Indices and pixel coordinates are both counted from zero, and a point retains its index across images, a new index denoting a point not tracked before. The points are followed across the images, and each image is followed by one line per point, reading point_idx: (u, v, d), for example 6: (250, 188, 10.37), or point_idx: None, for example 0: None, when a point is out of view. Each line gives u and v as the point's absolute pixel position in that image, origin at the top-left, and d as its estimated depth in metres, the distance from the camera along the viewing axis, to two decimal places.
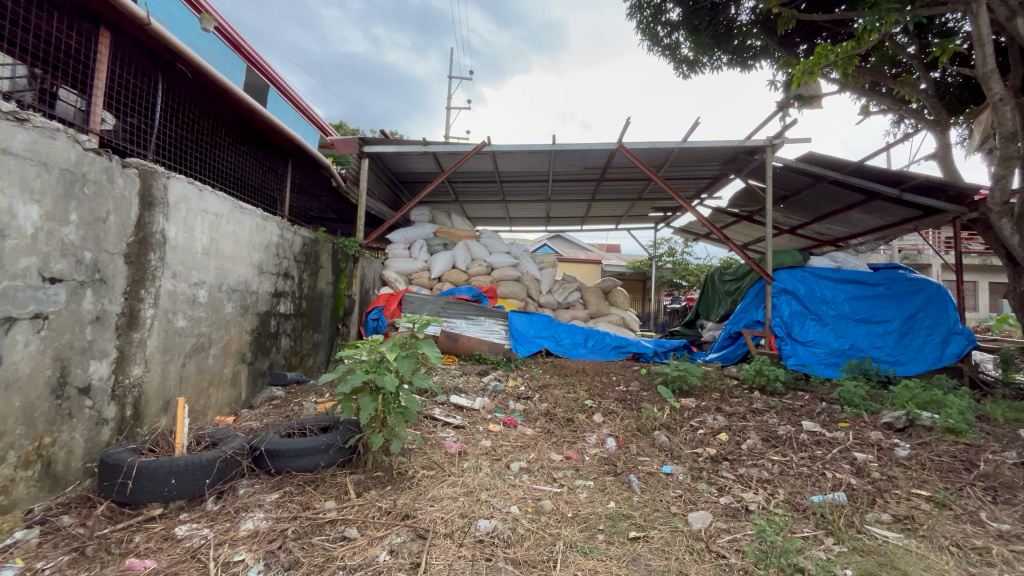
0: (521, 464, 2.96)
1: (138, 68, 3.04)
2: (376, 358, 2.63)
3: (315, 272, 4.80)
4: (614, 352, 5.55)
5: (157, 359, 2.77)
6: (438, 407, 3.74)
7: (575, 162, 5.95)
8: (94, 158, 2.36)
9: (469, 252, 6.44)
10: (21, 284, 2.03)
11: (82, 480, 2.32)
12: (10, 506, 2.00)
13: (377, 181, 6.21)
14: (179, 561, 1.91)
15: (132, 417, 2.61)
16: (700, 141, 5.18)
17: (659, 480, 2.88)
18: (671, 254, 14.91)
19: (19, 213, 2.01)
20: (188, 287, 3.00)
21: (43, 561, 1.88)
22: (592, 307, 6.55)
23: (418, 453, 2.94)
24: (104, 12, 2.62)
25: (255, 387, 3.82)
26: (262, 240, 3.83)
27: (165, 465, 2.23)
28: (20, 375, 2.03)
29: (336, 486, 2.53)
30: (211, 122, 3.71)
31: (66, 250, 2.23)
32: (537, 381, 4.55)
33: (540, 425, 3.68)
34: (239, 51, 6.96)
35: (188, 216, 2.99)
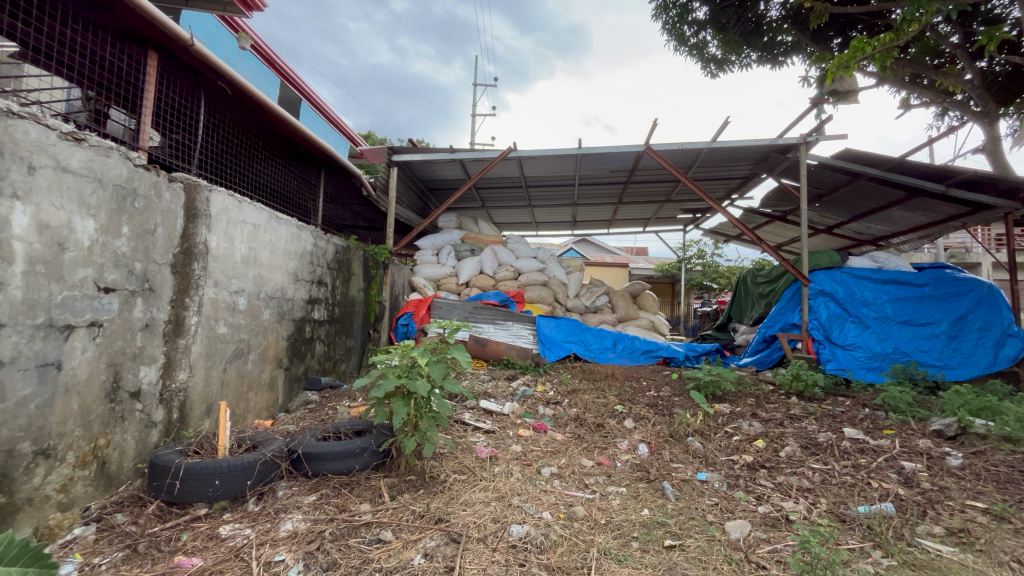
0: (552, 470, 2.95)
1: (181, 87, 3.20)
2: (408, 363, 2.68)
3: (347, 279, 4.92)
4: (643, 357, 5.47)
5: (200, 364, 2.89)
6: (468, 411, 3.77)
7: (601, 165, 5.93)
8: (143, 174, 2.49)
9: (496, 257, 6.48)
10: (78, 294, 2.15)
11: (133, 480, 2.44)
12: (69, 503, 2.12)
13: (405, 189, 6.33)
14: (223, 560, 1.98)
15: (178, 420, 2.72)
16: (729, 141, 5.08)
17: (693, 487, 2.82)
18: (701, 256, 14.60)
19: (76, 228, 2.14)
20: (229, 295, 3.12)
21: (100, 557, 1.98)
22: (620, 311, 6.49)
23: (449, 458, 2.97)
24: (152, 36, 2.78)
25: (292, 391, 3.93)
26: (297, 248, 3.95)
27: (209, 466, 2.32)
28: (78, 380, 2.15)
29: (370, 489, 2.57)
30: (249, 137, 3.87)
31: (119, 262, 2.35)
32: (565, 386, 4.52)
33: (570, 430, 3.66)
34: (274, 67, 7.22)
35: (228, 227, 3.11)
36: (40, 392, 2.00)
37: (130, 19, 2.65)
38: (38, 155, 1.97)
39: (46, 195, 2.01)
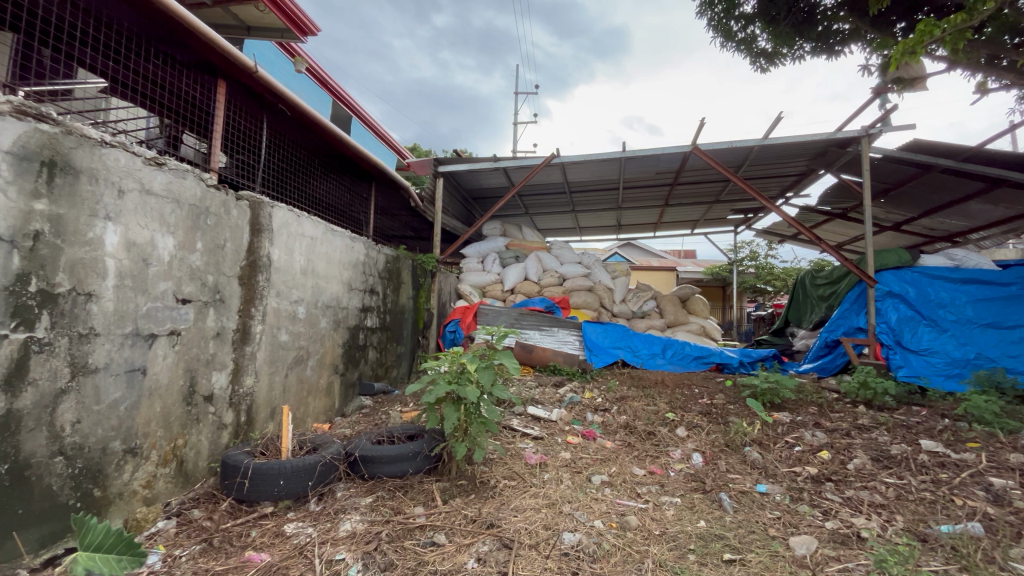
0: (603, 478, 2.91)
1: (245, 111, 3.42)
2: (457, 369, 2.73)
3: (397, 288, 5.07)
4: (695, 363, 5.29)
5: (265, 370, 3.07)
6: (516, 417, 3.78)
7: (646, 167, 5.83)
8: (214, 194, 2.69)
9: (541, 263, 6.49)
10: (160, 305, 2.34)
11: (207, 478, 2.61)
12: (153, 498, 2.31)
13: (451, 199, 6.47)
14: (289, 556, 2.08)
15: (245, 422, 2.90)
16: (783, 137, 4.87)
17: (753, 500, 2.69)
18: (753, 258, 14.02)
19: (158, 244, 2.33)
20: (290, 305, 3.30)
21: (180, 548, 2.13)
22: (669, 316, 6.33)
23: (499, 463, 2.99)
24: (221, 66, 2.99)
25: (347, 396, 4.08)
26: (351, 259, 4.13)
27: (274, 467, 2.45)
28: (160, 384, 2.34)
29: (423, 492, 2.63)
30: (306, 154, 4.07)
31: (194, 275, 2.54)
32: (614, 393, 4.44)
33: (620, 438, 3.60)
34: (326, 87, 7.58)
35: (289, 240, 3.30)
36: (129, 395, 2.19)
37: (202, 50, 2.86)
38: (126, 180, 2.17)
39: (132, 215, 2.20)
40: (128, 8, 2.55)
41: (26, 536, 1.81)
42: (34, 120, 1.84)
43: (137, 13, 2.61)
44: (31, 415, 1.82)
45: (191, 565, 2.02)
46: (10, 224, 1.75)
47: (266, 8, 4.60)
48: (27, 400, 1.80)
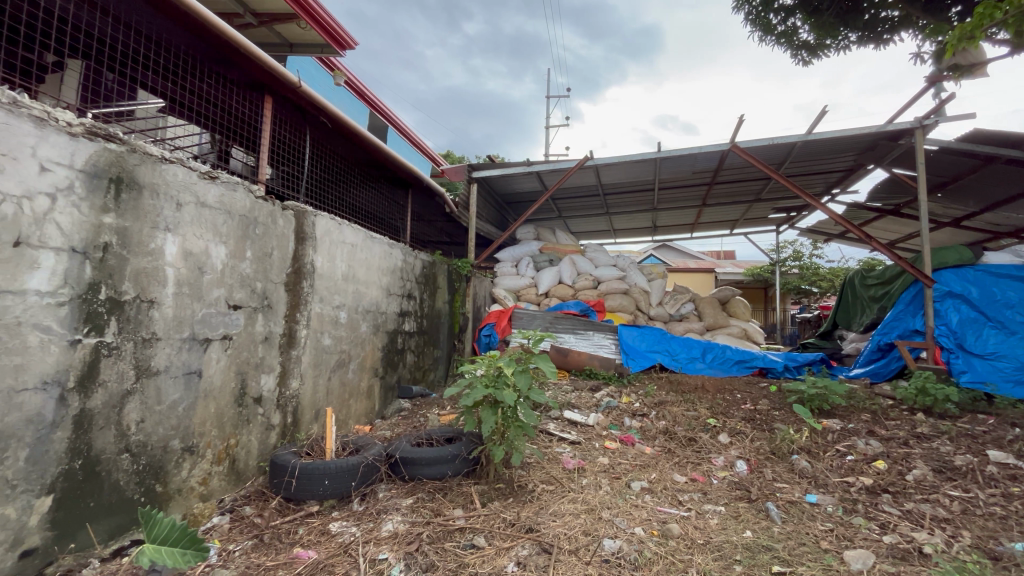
0: (642, 484, 2.85)
1: (289, 124, 3.55)
2: (494, 373, 2.75)
3: (434, 292, 5.15)
4: (737, 368, 5.12)
5: (309, 373, 3.18)
6: (553, 421, 3.76)
7: (682, 167, 5.71)
8: (262, 205, 2.81)
9: (575, 266, 6.46)
10: (214, 311, 2.47)
11: (257, 477, 2.73)
12: (208, 494, 2.43)
13: (485, 204, 6.54)
14: (335, 554, 2.14)
15: (292, 424, 3.01)
16: (828, 131, 4.67)
17: (802, 510, 2.58)
18: (797, 258, 13.48)
19: (212, 254, 2.46)
20: (332, 310, 3.41)
21: (234, 543, 2.23)
22: (708, 319, 6.16)
23: (537, 467, 2.99)
24: (267, 82, 3.13)
25: (387, 399, 4.17)
26: (389, 265, 4.22)
27: (319, 467, 2.53)
28: (215, 386, 2.47)
29: (462, 495, 2.66)
30: (344, 164, 4.20)
31: (244, 282, 2.67)
32: (652, 397, 4.35)
33: (660, 444, 3.53)
34: (364, 99, 7.80)
35: (331, 247, 3.42)
36: (186, 396, 2.32)
37: (250, 69, 3.01)
38: (183, 194, 2.31)
39: (189, 227, 2.34)
40: (185, 32, 2.72)
41: (97, 527, 1.96)
42: (103, 139, 1.99)
43: (193, 37, 2.77)
44: (101, 414, 1.96)
45: (244, 560, 2.11)
46: (82, 237, 1.89)
47: (308, 25, 4.79)
48: (98, 400, 1.94)
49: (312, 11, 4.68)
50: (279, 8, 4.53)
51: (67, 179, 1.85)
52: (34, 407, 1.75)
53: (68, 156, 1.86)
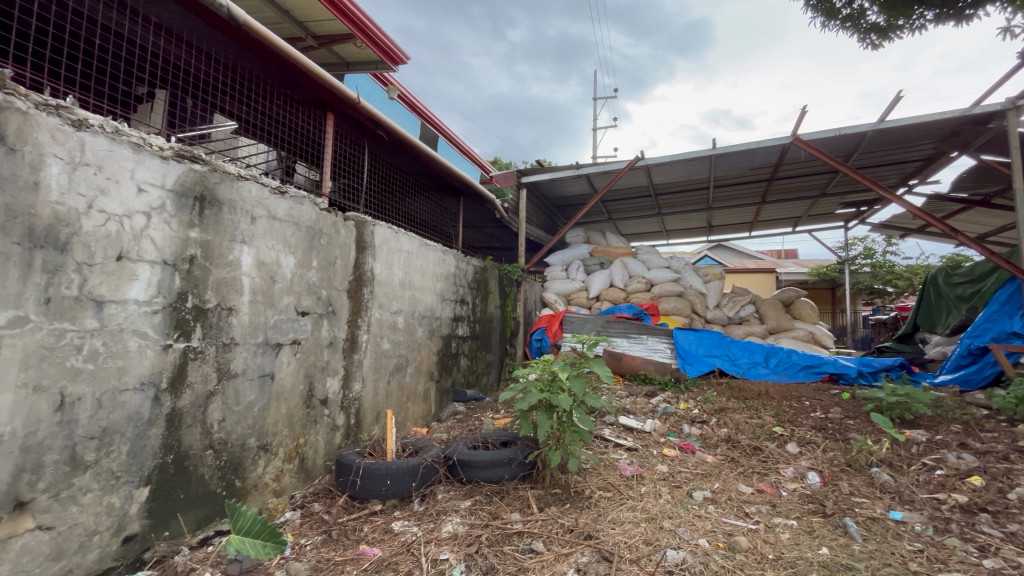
0: (705, 494, 2.74)
1: (349, 138, 3.72)
2: (549, 377, 2.74)
3: (485, 297, 5.22)
4: (804, 373, 4.83)
5: (370, 377, 3.30)
6: (608, 427, 3.70)
7: (739, 163, 5.47)
8: (326, 217, 2.97)
9: (627, 269, 6.33)
10: (284, 317, 2.63)
11: (324, 475, 2.86)
12: (281, 490, 2.58)
13: (534, 209, 6.56)
14: (398, 552, 2.21)
15: (355, 425, 3.15)
16: (903, 119, 4.34)
17: (886, 528, 2.39)
18: (869, 256, 12.54)
19: (282, 263, 2.63)
20: (390, 315, 3.54)
21: (305, 538, 2.34)
22: (771, 321, 5.85)
23: (593, 473, 2.95)
24: (330, 100, 3.30)
25: (442, 402, 4.26)
26: (443, 271, 4.33)
27: (381, 468, 2.63)
28: (286, 388, 2.62)
29: (519, 499, 2.67)
30: (399, 175, 4.35)
31: (311, 289, 2.82)
32: (712, 404, 4.18)
33: (722, 452, 3.38)
34: (415, 111, 8.05)
35: (389, 255, 3.55)
36: (261, 397, 2.48)
37: (315, 89, 3.19)
38: (257, 208, 2.48)
39: (262, 239, 2.51)
40: (257, 58, 2.92)
41: (187, 517, 2.13)
42: (189, 161, 2.17)
43: (264, 61, 2.97)
44: (189, 413, 2.12)
45: (315, 554, 2.21)
46: (172, 251, 2.07)
47: (363, 44, 5.00)
48: (186, 400, 2.11)
49: (367, 31, 4.88)
50: (337, 29, 4.78)
51: (160, 199, 2.03)
52: (134, 406, 1.93)
53: (160, 177, 2.04)
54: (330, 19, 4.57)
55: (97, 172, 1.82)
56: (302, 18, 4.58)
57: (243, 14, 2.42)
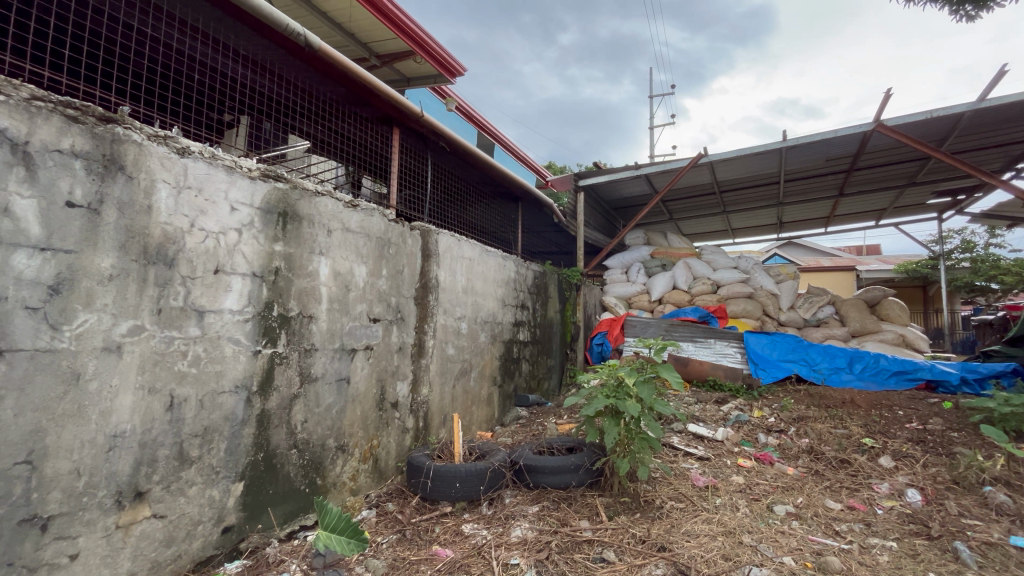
0: (788, 508, 2.57)
1: (412, 152, 3.86)
2: (615, 383, 2.69)
3: (546, 302, 5.22)
4: (895, 380, 4.42)
5: (437, 381, 3.40)
6: (677, 435, 3.56)
7: (813, 155, 5.13)
8: (394, 227, 3.09)
9: (691, 270, 6.09)
10: (358, 324, 2.77)
11: (396, 476, 2.97)
12: (358, 489, 2.71)
13: (592, 211, 6.49)
14: (470, 555, 2.24)
15: (423, 428, 3.24)
16: (1009, 95, 3.88)
17: (1006, 555, 2.12)
18: (969, 249, 11.30)
19: (356, 273, 2.77)
20: (454, 321, 3.62)
21: (382, 536, 2.43)
22: (854, 324, 5.41)
23: (664, 483, 2.85)
24: (395, 116, 3.44)
25: (505, 407, 4.30)
26: (503, 276, 4.38)
27: (450, 470, 2.68)
28: (360, 391, 2.75)
29: (587, 506, 2.63)
30: (459, 184, 4.44)
31: (381, 297, 2.95)
32: (790, 412, 3.91)
33: (804, 464, 3.17)
34: (472, 121, 8.21)
35: (452, 262, 3.64)
36: (339, 401, 2.61)
37: (381, 106, 3.35)
38: (332, 222, 2.63)
39: (338, 250, 2.65)
40: (330, 81, 3.11)
41: (276, 511, 2.28)
42: (273, 180, 2.34)
43: (335, 83, 3.15)
44: (276, 414, 2.28)
45: (392, 552, 2.29)
46: (260, 263, 2.24)
47: (423, 60, 5.15)
48: (274, 402, 2.27)
49: (426, 47, 5.02)
50: (398, 47, 4.98)
51: (249, 217, 2.21)
52: (230, 407, 2.10)
53: (249, 196, 2.21)
54: (392, 37, 4.77)
55: (197, 194, 2.01)
56: (367, 39, 4.84)
57: (318, 40, 2.58)
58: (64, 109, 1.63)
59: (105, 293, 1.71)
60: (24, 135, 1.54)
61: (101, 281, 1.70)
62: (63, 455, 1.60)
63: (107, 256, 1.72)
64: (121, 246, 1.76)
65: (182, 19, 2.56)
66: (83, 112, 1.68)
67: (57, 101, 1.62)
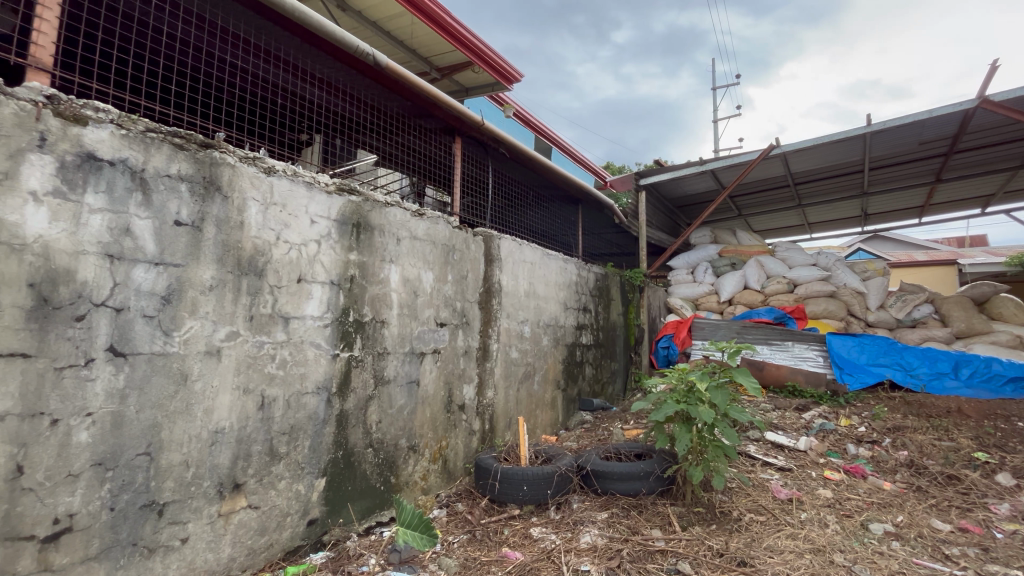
0: (886, 527, 2.35)
1: (474, 160, 3.96)
2: (686, 388, 2.59)
3: (608, 305, 5.14)
4: (1011, 388, 3.91)
5: (501, 384, 3.44)
6: (753, 443, 3.36)
7: (904, 139, 4.68)
8: (458, 233, 3.17)
9: (763, 268, 5.73)
10: (427, 328, 2.87)
11: (464, 477, 3.04)
12: (429, 488, 2.80)
13: (654, 211, 6.31)
14: (539, 559, 2.23)
15: (489, 430, 3.30)
16: None
17: None
18: None
19: (423, 279, 2.87)
20: (517, 325, 3.65)
21: (453, 535, 2.48)
22: (958, 324, 4.87)
23: (741, 494, 2.70)
24: (457, 125, 3.54)
25: (569, 411, 4.27)
26: (565, 280, 4.36)
27: (518, 473, 2.69)
28: (429, 393, 2.84)
29: (659, 515, 2.55)
30: (520, 189, 4.49)
31: (447, 302, 3.04)
32: (883, 422, 3.57)
33: (902, 479, 2.88)
34: (529, 126, 8.26)
35: (514, 266, 3.68)
36: (410, 402, 2.72)
37: (445, 117, 3.48)
38: (401, 231, 2.75)
39: (406, 258, 2.77)
40: (396, 96, 3.26)
41: (355, 506, 2.41)
42: (347, 193, 2.48)
43: (401, 98, 3.29)
44: (353, 414, 2.41)
45: (463, 552, 2.33)
46: (337, 272, 2.38)
47: (481, 70, 5.24)
48: (351, 403, 2.40)
49: (484, 56, 5.09)
50: (457, 59, 5.10)
51: (327, 228, 2.35)
52: (312, 407, 2.24)
53: (327, 209, 2.36)
54: (450, 50, 4.91)
55: (282, 209, 2.17)
56: (427, 54, 5.01)
57: (385, 58, 2.71)
58: (172, 138, 1.83)
59: (207, 302, 1.89)
60: (141, 163, 1.74)
61: (203, 291, 1.88)
62: (175, 448, 1.79)
63: (207, 269, 1.90)
64: (219, 259, 1.93)
65: (266, 49, 2.78)
66: (187, 140, 1.87)
67: (166, 131, 1.81)
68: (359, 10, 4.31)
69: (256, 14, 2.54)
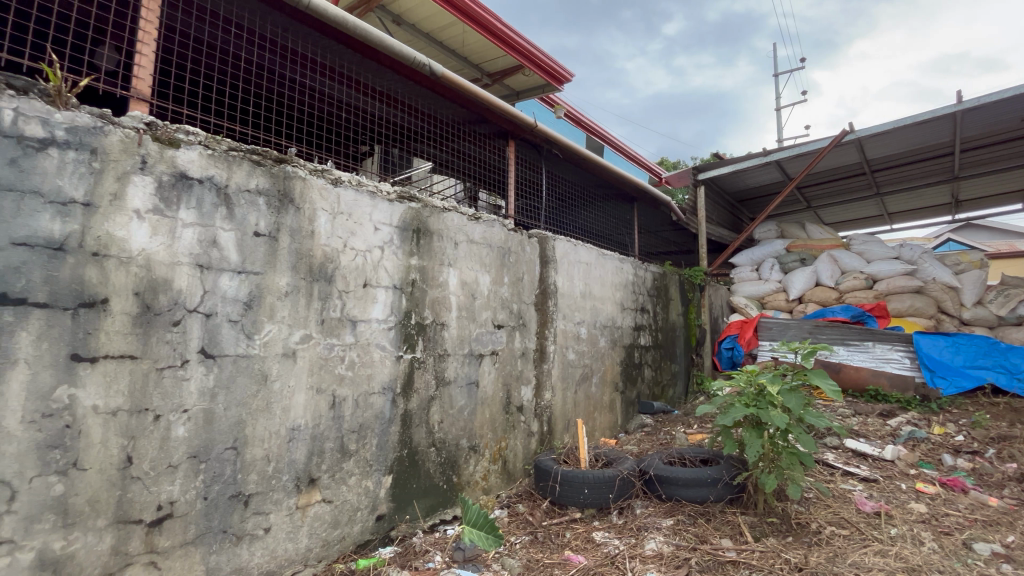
0: (993, 548, 2.11)
1: (528, 162, 3.98)
2: (756, 391, 2.46)
3: (667, 304, 4.98)
4: None
5: (559, 386, 3.43)
6: (831, 451, 3.13)
7: (1001, 116, 4.22)
8: (514, 236, 3.20)
9: (837, 263, 5.34)
10: (485, 330, 2.91)
11: (524, 478, 3.05)
12: (490, 488, 2.84)
13: (714, 206, 6.05)
14: (603, 564, 2.20)
15: (548, 431, 3.29)
16: None
17: None
18: None
19: (480, 282, 2.92)
20: (574, 326, 3.62)
21: (514, 536, 2.49)
22: None
23: (820, 505, 2.53)
24: (509, 128, 3.59)
25: (629, 414, 4.18)
26: (621, 280, 4.27)
27: (578, 476, 2.66)
28: (488, 395, 2.88)
29: (729, 524, 2.43)
30: (573, 189, 4.46)
31: (504, 304, 3.06)
32: (986, 430, 3.22)
33: (1011, 494, 2.58)
34: (581, 126, 8.17)
35: (570, 267, 3.66)
36: (470, 403, 2.76)
37: (498, 121, 3.52)
38: (459, 234, 2.81)
39: (464, 261, 2.83)
40: (451, 104, 3.34)
41: (421, 504, 2.48)
42: (408, 201, 2.57)
43: (456, 105, 3.36)
44: (417, 415, 2.49)
45: (526, 553, 2.33)
46: (399, 276, 2.47)
47: (532, 72, 5.26)
48: (415, 403, 2.48)
49: (534, 59, 5.11)
50: (507, 63, 5.14)
51: (389, 235, 2.45)
52: (379, 407, 2.33)
53: (389, 216, 2.46)
54: (501, 55, 4.97)
55: (348, 218, 2.28)
56: (478, 60, 5.10)
57: (441, 68, 2.80)
58: (251, 155, 1.97)
59: (283, 307, 2.02)
60: (225, 179, 1.89)
61: (280, 296, 2.01)
62: (258, 443, 1.92)
63: (283, 276, 2.03)
64: (293, 266, 2.06)
65: (332, 67, 2.94)
66: (263, 156, 2.01)
67: (246, 150, 1.96)
68: (413, 23, 4.47)
69: (321, 35, 2.71)
